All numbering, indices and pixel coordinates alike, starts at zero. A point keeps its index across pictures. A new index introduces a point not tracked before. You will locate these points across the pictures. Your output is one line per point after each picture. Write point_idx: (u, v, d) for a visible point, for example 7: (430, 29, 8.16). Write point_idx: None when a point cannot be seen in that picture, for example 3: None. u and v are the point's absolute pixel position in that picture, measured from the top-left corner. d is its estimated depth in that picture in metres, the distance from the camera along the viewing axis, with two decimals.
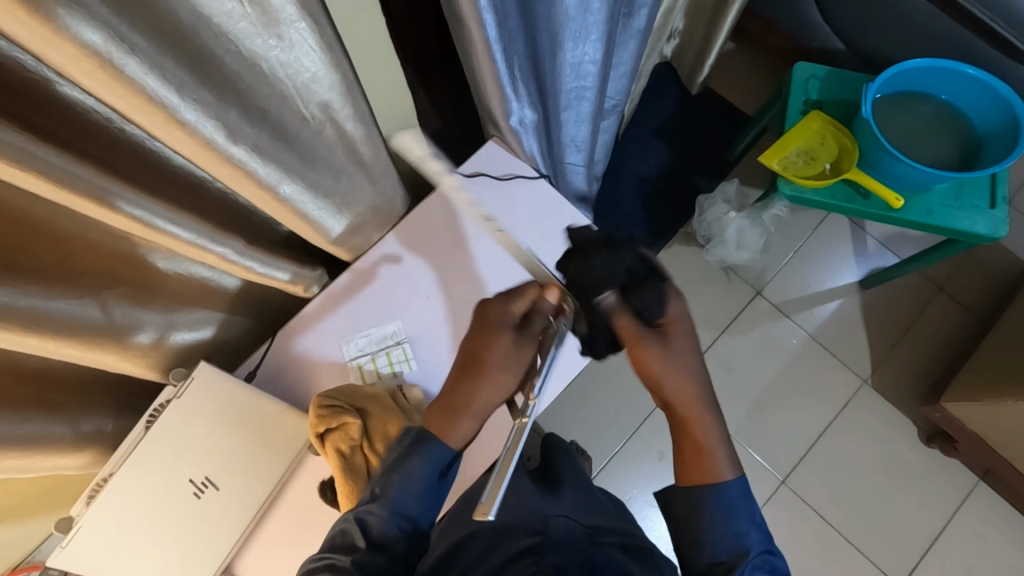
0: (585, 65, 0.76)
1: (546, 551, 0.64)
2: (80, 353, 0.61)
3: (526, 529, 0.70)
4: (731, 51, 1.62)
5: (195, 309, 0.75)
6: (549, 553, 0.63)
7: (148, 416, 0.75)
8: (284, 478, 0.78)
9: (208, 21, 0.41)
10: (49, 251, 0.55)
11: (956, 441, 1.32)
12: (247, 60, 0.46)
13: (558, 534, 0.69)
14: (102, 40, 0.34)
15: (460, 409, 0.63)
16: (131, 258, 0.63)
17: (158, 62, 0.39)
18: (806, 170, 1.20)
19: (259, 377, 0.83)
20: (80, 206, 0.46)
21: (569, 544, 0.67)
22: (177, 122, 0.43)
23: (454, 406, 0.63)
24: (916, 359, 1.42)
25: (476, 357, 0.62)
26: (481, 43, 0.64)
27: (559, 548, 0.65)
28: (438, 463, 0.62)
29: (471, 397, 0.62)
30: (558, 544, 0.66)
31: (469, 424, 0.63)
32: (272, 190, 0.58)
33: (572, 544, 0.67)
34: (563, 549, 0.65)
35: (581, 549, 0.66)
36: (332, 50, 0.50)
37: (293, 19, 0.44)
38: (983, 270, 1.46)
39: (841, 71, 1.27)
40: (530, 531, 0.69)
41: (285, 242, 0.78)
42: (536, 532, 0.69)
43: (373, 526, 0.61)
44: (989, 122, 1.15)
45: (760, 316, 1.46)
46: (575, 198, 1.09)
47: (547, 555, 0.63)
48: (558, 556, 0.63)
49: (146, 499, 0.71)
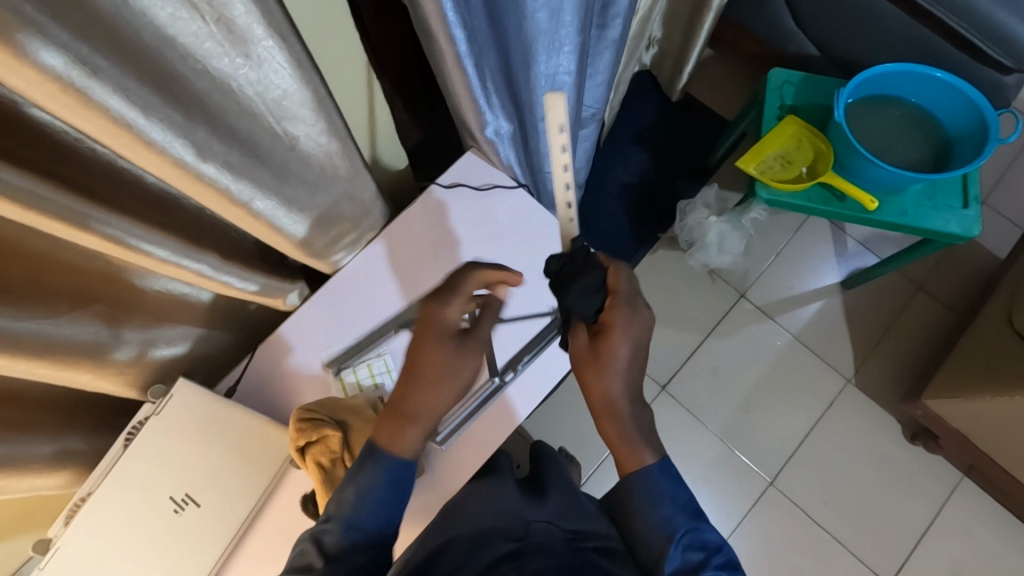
0: (559, 76, 0.77)
1: (528, 557, 0.66)
2: (56, 372, 0.60)
3: (507, 534, 0.72)
4: (710, 58, 1.65)
5: (174, 326, 0.75)
6: (530, 558, 0.67)
7: (126, 434, 0.75)
8: (269, 490, 0.76)
9: (173, 42, 0.41)
10: (22, 271, 0.55)
11: (938, 438, 1.34)
12: (215, 79, 0.47)
13: (538, 539, 0.71)
14: (64, 64, 0.35)
15: (410, 416, 0.66)
16: (106, 275, 0.63)
17: (123, 84, 0.39)
18: (783, 174, 1.22)
19: (240, 391, 0.83)
20: (49, 227, 0.46)
21: (549, 550, 0.69)
22: (145, 142, 0.43)
23: (401, 414, 0.66)
24: (898, 357, 1.44)
25: (414, 368, 0.67)
26: (453, 56, 0.65)
27: (541, 553, 0.68)
28: (390, 472, 0.65)
29: (418, 405, 0.66)
30: (538, 550, 0.68)
31: (417, 431, 0.66)
32: (245, 205, 0.58)
33: (551, 549, 0.69)
34: (543, 555, 0.67)
35: (562, 554, 0.68)
36: (302, 67, 0.51)
37: (261, 37, 0.45)
38: (961, 268, 1.48)
39: (814, 76, 1.29)
40: (510, 537, 0.71)
41: (264, 256, 0.78)
42: (517, 538, 0.71)
43: (328, 541, 0.62)
44: (958, 123, 1.18)
45: (744, 319, 1.47)
46: (557, 206, 1.09)
47: (527, 561, 0.66)
48: (540, 562, 0.66)
49: (126, 516, 0.72)
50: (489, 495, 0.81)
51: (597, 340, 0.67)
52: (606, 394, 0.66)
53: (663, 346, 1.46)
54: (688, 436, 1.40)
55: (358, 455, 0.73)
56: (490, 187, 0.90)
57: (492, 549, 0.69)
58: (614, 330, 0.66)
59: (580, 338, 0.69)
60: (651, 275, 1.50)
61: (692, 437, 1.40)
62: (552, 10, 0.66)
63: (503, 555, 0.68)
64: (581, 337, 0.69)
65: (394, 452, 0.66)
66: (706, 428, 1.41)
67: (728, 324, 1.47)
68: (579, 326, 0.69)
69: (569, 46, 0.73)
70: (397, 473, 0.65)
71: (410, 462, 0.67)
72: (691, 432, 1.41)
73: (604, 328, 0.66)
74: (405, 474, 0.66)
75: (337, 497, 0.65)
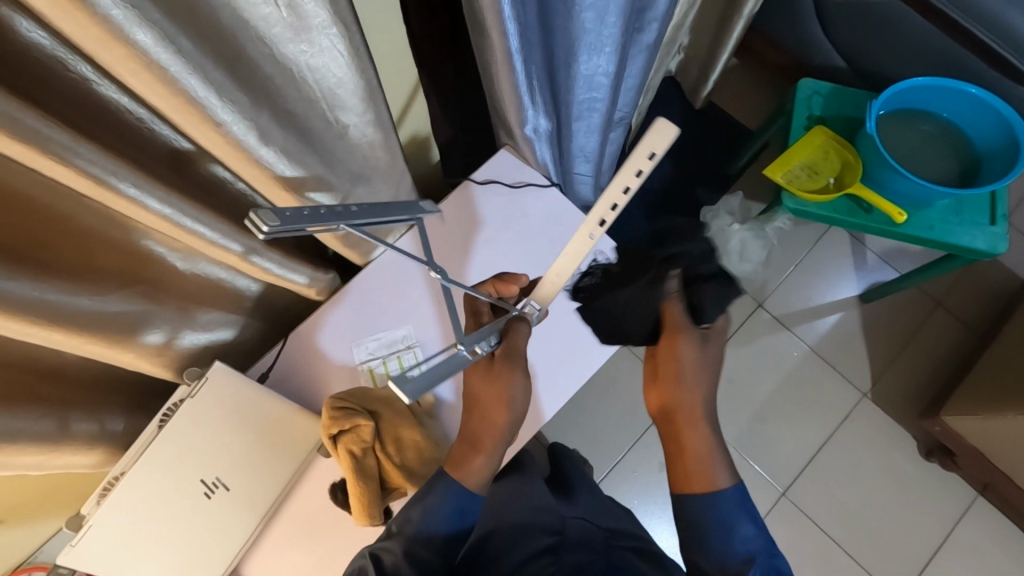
0: (598, 77, 0.77)
1: (567, 551, 0.70)
2: (100, 350, 0.61)
3: (544, 528, 0.75)
4: (735, 67, 1.65)
5: (210, 310, 0.76)
6: (571, 553, 0.70)
7: (161, 415, 0.75)
8: (293, 480, 0.78)
9: (245, 23, 0.42)
10: (75, 247, 0.55)
11: (955, 455, 1.32)
12: (279, 63, 0.47)
13: (576, 534, 0.74)
14: (150, 40, 0.35)
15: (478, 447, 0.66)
16: (151, 255, 0.63)
17: (197, 63, 0.39)
18: (810, 184, 1.22)
19: (271, 378, 0.83)
20: (110, 202, 0.47)
21: (585, 545, 0.72)
22: (211, 123, 0.44)
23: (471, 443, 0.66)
24: (913, 372, 1.43)
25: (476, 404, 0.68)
26: (502, 52, 0.66)
27: (579, 548, 0.71)
28: (457, 501, 0.64)
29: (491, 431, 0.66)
30: (577, 545, 0.71)
31: (485, 459, 0.66)
32: (294, 191, 0.59)
33: (590, 544, 0.72)
34: (583, 550, 0.71)
35: (598, 548, 0.72)
36: (359, 57, 0.51)
37: (325, 25, 0.45)
38: (982, 285, 1.48)
39: (843, 88, 1.29)
40: (549, 531, 0.74)
41: (301, 245, 0.79)
42: (555, 532, 0.74)
43: (387, 561, 0.60)
44: (988, 140, 1.18)
45: (761, 328, 1.47)
46: (582, 207, 1.10)
47: (566, 555, 0.69)
48: (580, 556, 0.69)
49: (159, 498, 0.71)
50: (519, 489, 0.82)
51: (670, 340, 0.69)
52: (694, 403, 0.66)
53: None
54: None
55: (387, 446, 0.74)
56: (522, 186, 0.92)
57: (534, 540, 0.72)
58: (720, 338, 0.71)
59: (683, 340, 0.68)
60: None
61: None
62: (601, 10, 0.67)
63: (544, 547, 0.71)
64: (693, 337, 0.69)
65: (461, 480, 0.65)
66: (720, 436, 1.41)
67: (745, 333, 1.46)
68: (682, 325, 0.70)
69: (612, 47, 0.73)
70: (463, 503, 0.64)
71: (475, 491, 0.65)
72: None
73: (715, 333, 0.71)
74: (467, 505, 0.65)
75: (402, 516, 0.64)
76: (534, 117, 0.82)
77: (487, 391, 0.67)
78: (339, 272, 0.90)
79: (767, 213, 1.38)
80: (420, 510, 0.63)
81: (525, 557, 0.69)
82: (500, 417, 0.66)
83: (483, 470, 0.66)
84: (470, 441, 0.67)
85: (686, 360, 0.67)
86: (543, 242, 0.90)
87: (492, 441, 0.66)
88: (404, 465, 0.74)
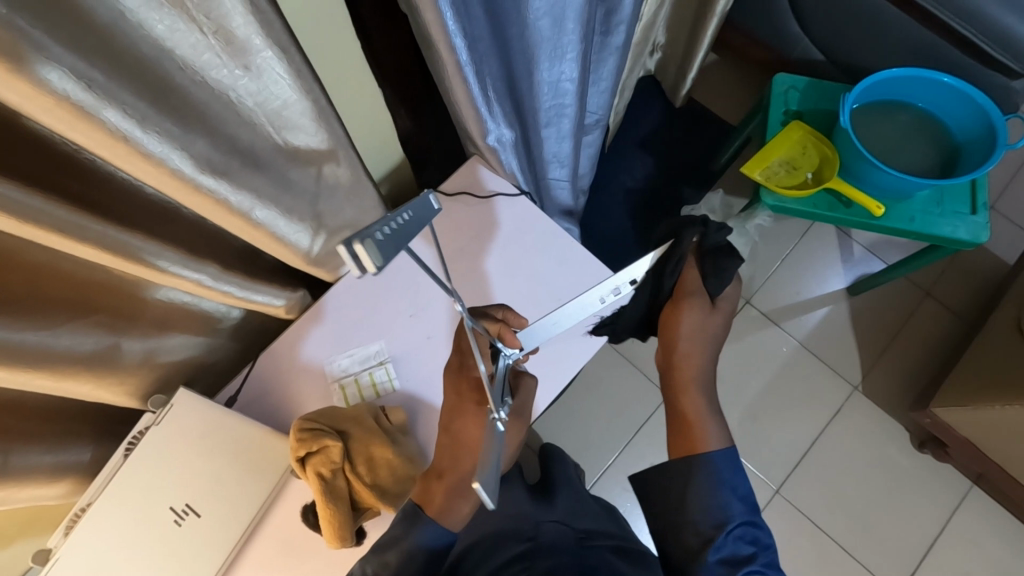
0: (562, 83, 0.77)
1: (539, 557, 0.68)
2: (55, 383, 0.60)
3: (519, 535, 0.74)
4: (714, 63, 1.64)
5: (176, 335, 0.75)
6: (542, 558, 0.68)
7: (127, 443, 0.74)
8: (267, 502, 0.76)
9: (171, 54, 0.42)
10: (22, 283, 0.55)
11: (947, 446, 1.31)
12: (213, 90, 0.47)
13: (549, 538, 0.73)
14: (55, 76, 0.34)
15: (463, 492, 0.64)
16: (107, 286, 0.62)
17: (119, 96, 0.39)
18: (788, 180, 1.21)
19: (240, 402, 0.82)
20: (47, 239, 0.46)
21: (559, 548, 0.72)
22: (141, 155, 0.43)
23: (451, 484, 0.64)
24: (903, 363, 1.42)
25: (459, 437, 0.65)
26: (454, 65, 0.65)
27: (550, 553, 0.69)
28: (434, 541, 0.62)
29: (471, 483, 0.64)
30: (549, 549, 0.70)
31: (469, 505, 0.64)
32: (245, 216, 0.57)
33: (562, 546, 0.72)
34: (556, 552, 0.69)
35: (573, 549, 0.72)
36: (302, 77, 0.52)
37: (260, 47, 0.46)
38: (969, 274, 1.47)
39: (819, 81, 1.28)
40: (522, 538, 0.73)
41: (266, 265, 0.78)
42: (529, 538, 0.73)
43: None
44: (966, 129, 1.16)
45: (749, 325, 1.46)
46: (561, 213, 1.09)
47: (540, 558, 0.68)
48: (551, 560, 0.67)
49: (128, 529, 0.71)
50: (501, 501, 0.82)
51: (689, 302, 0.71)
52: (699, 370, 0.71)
53: None
54: None
55: (358, 466, 0.73)
56: (492, 196, 0.91)
57: (508, 549, 0.71)
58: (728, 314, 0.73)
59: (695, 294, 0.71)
60: None
61: None
62: (556, 17, 0.66)
63: (515, 555, 0.70)
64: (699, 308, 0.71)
65: (442, 523, 0.63)
66: None
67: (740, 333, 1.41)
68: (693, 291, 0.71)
69: (572, 53, 0.72)
70: (438, 538, 0.63)
71: (453, 530, 0.64)
72: None
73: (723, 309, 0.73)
74: (445, 540, 0.63)
75: (377, 559, 0.62)
76: (497, 128, 0.81)
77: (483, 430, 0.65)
78: (309, 289, 0.90)
79: (748, 210, 1.36)
80: (398, 557, 0.61)
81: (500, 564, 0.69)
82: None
83: (467, 513, 0.64)
84: (458, 488, 0.64)
85: (693, 323, 0.70)
86: (516, 251, 0.89)
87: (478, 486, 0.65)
88: (377, 484, 0.73)
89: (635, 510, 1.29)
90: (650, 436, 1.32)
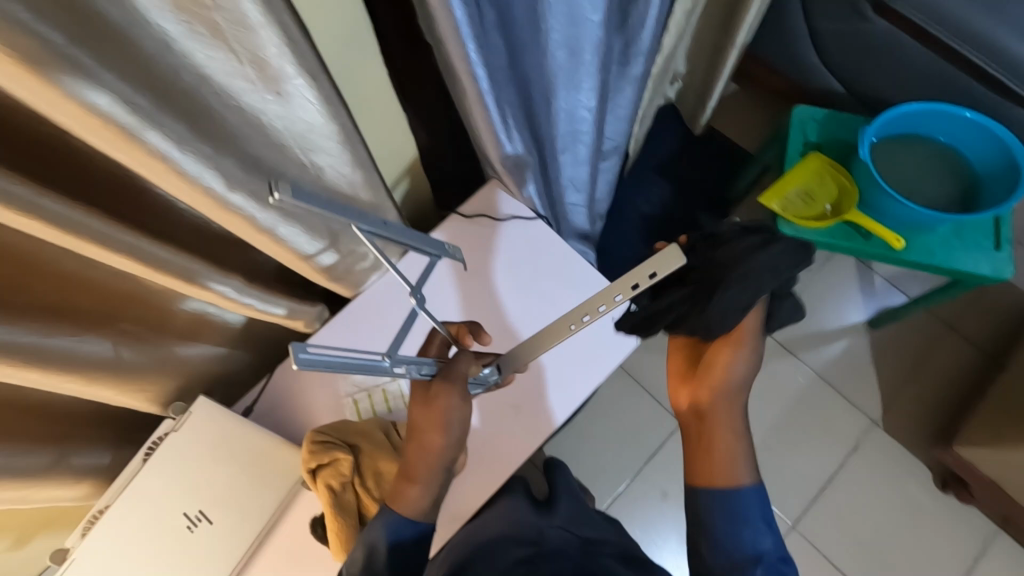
0: (579, 111, 0.79)
1: (543, 562, 0.71)
2: (81, 387, 0.62)
3: (521, 539, 0.76)
4: (735, 92, 1.65)
5: (198, 344, 0.77)
6: (545, 564, 0.71)
7: (146, 448, 0.76)
8: (277, 512, 0.77)
9: (208, 80, 0.45)
10: (55, 291, 0.57)
11: (971, 487, 1.27)
12: (245, 113, 0.50)
13: (553, 544, 0.75)
14: (105, 100, 0.37)
15: (415, 476, 0.64)
16: (136, 295, 0.65)
17: (157, 119, 0.42)
18: (805, 210, 1.20)
19: (256, 412, 0.84)
20: (85, 249, 0.48)
21: (561, 554, 0.74)
22: (177, 173, 0.46)
23: (407, 471, 0.65)
24: (924, 396, 1.39)
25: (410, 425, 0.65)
26: (474, 93, 0.68)
27: (553, 558, 0.72)
28: (394, 533, 0.62)
29: (425, 465, 0.64)
30: (552, 554, 0.73)
31: (419, 490, 0.64)
32: (270, 233, 0.60)
33: (564, 553, 0.74)
34: (557, 559, 0.72)
35: (574, 557, 0.73)
36: (329, 102, 0.55)
37: (292, 76, 0.49)
38: (995, 309, 1.43)
39: (838, 113, 1.29)
40: (525, 542, 0.75)
41: (284, 279, 0.80)
42: (533, 543, 0.75)
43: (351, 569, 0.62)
44: (989, 163, 1.15)
45: (765, 355, 1.44)
46: (577, 236, 1.10)
47: (544, 564, 0.71)
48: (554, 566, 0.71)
49: (143, 533, 0.72)
50: (503, 509, 0.82)
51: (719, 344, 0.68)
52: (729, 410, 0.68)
53: None
54: None
55: (366, 479, 0.74)
56: (508, 218, 0.92)
57: (510, 552, 0.73)
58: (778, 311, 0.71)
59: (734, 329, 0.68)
60: None
61: None
62: (572, 48, 0.68)
63: (518, 559, 0.72)
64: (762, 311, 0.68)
65: (394, 510, 0.64)
66: None
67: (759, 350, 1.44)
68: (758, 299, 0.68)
69: (589, 84, 0.75)
70: (401, 533, 0.63)
71: (416, 521, 0.64)
72: None
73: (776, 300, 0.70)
74: (411, 534, 0.64)
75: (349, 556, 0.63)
76: (514, 153, 0.82)
77: (425, 415, 0.63)
78: (327, 304, 0.92)
79: None
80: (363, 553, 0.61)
81: (504, 568, 0.70)
82: (438, 442, 0.63)
83: (417, 498, 0.64)
84: (406, 473, 0.65)
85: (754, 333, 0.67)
86: (529, 275, 0.90)
87: (427, 471, 0.64)
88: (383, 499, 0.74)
89: (645, 538, 1.27)
90: (662, 463, 1.31)
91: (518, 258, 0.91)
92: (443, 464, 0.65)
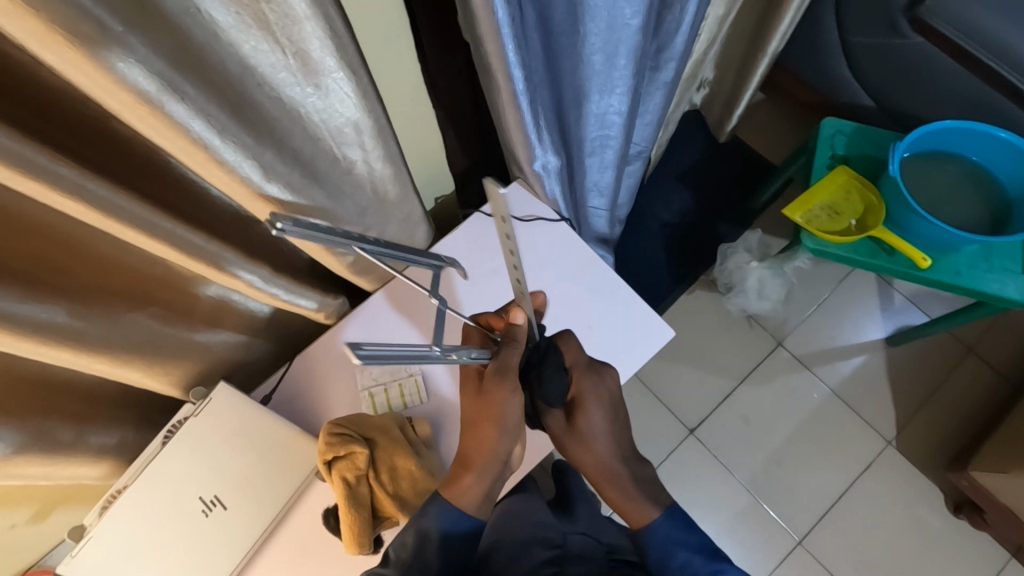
0: (610, 116, 0.79)
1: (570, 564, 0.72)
2: (108, 368, 0.63)
3: (544, 541, 0.77)
4: (761, 101, 1.64)
5: (220, 330, 0.78)
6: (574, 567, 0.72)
7: (165, 431, 0.77)
8: (291, 501, 0.78)
9: (252, 71, 0.45)
10: (88, 272, 0.58)
11: (984, 512, 1.25)
12: (286, 105, 0.50)
13: (576, 546, 0.76)
14: (154, 88, 0.38)
15: (470, 466, 0.63)
16: (166, 281, 0.66)
17: (204, 109, 0.43)
18: (830, 224, 1.18)
19: (274, 400, 0.84)
20: (124, 233, 0.49)
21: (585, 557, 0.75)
22: (217, 161, 0.47)
23: (462, 462, 0.64)
24: (941, 418, 1.37)
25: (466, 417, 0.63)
26: (508, 94, 0.67)
27: (579, 560, 0.73)
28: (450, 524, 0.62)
29: (483, 453, 0.63)
30: (578, 557, 0.74)
31: (477, 483, 0.63)
32: (302, 224, 0.62)
33: (588, 556, 0.75)
34: (584, 563, 0.73)
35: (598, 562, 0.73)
36: (367, 97, 0.54)
37: (332, 69, 0.49)
38: (1017, 333, 1.41)
39: (868, 127, 1.27)
40: (549, 544, 0.76)
41: (308, 269, 0.81)
42: (556, 545, 0.76)
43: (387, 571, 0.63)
44: (1019, 184, 1.14)
45: (780, 368, 1.42)
46: (597, 239, 1.11)
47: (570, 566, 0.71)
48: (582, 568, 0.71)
49: (159, 514, 0.73)
50: (523, 507, 0.82)
51: (575, 417, 0.66)
52: None
53: (693, 388, 1.42)
54: (714, 483, 1.35)
55: (381, 474, 0.74)
56: (532, 219, 0.92)
57: (535, 553, 0.74)
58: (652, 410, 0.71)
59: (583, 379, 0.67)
60: (682, 314, 1.47)
61: (718, 483, 1.35)
62: (609, 53, 0.68)
63: (546, 560, 0.73)
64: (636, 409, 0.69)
65: (456, 505, 0.63)
66: (733, 476, 1.36)
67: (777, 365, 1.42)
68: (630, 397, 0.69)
69: (621, 88, 0.75)
70: (449, 523, 0.62)
71: (471, 514, 0.63)
72: (717, 479, 1.35)
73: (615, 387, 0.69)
74: (466, 525, 0.63)
75: (398, 541, 0.64)
76: (543, 155, 0.82)
77: (477, 407, 0.62)
78: (348, 296, 0.93)
79: (786, 252, 1.35)
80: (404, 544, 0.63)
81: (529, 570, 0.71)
82: (498, 440, 0.63)
83: (476, 493, 0.63)
84: (462, 462, 0.64)
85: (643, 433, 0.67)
86: (548, 276, 0.90)
87: (485, 463, 0.63)
88: (398, 495, 0.75)
89: None
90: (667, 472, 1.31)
91: (538, 259, 0.90)
92: (502, 458, 0.64)
